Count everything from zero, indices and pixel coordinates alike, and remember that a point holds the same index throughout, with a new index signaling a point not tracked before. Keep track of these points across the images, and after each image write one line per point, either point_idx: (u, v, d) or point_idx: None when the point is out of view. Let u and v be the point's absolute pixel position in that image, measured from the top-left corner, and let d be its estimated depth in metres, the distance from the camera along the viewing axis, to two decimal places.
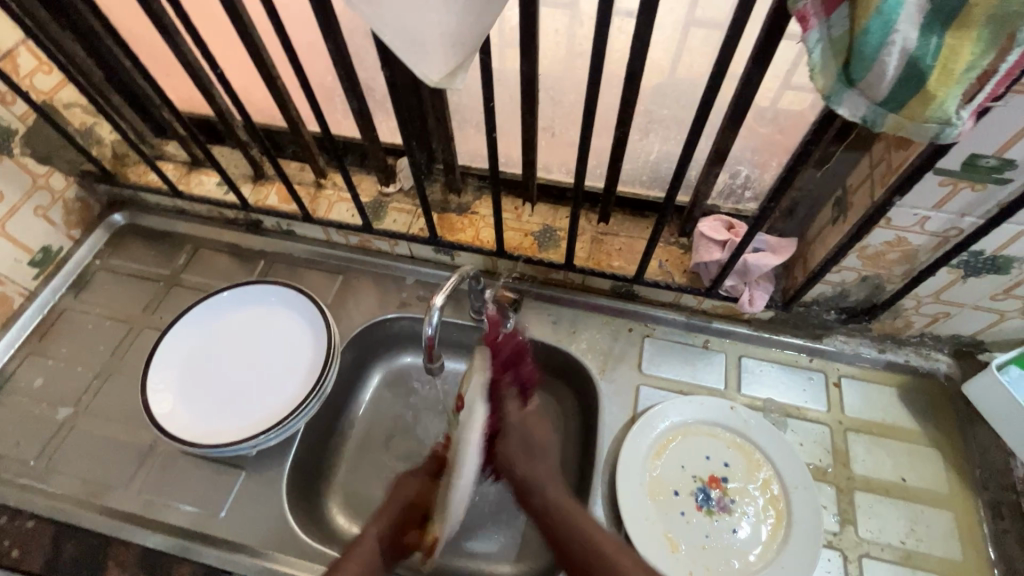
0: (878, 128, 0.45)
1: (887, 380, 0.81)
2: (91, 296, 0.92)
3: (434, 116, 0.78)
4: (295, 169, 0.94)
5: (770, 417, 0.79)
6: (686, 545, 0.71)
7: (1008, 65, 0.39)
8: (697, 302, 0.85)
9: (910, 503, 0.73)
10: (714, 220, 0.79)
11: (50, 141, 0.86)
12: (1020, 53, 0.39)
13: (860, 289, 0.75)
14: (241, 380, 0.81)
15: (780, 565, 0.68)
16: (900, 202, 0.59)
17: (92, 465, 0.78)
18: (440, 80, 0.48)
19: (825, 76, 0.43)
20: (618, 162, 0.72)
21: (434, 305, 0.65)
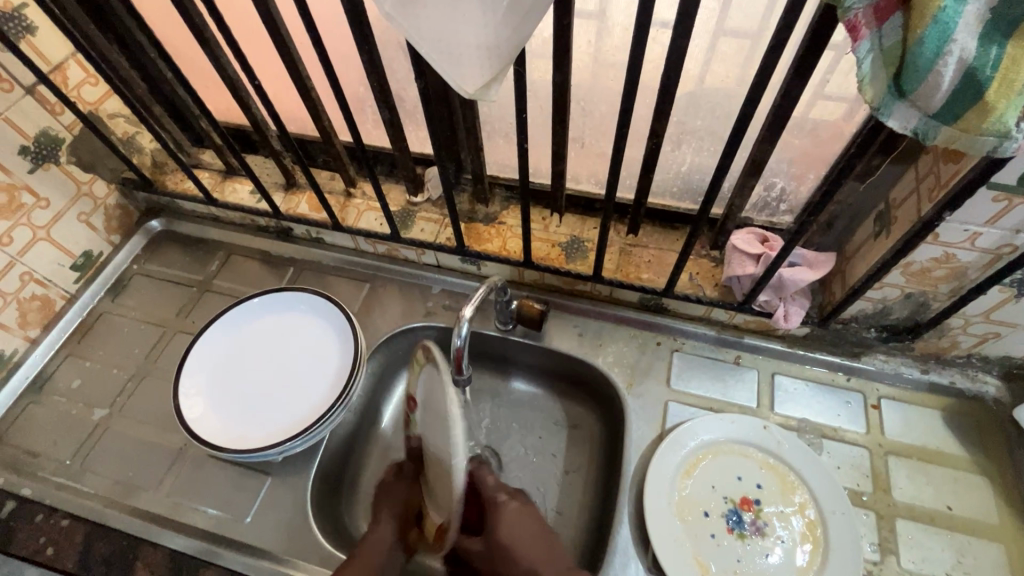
0: (930, 141, 0.44)
1: (930, 403, 0.78)
2: (128, 299, 0.95)
3: (464, 127, 0.78)
4: (326, 178, 0.96)
5: (805, 437, 0.76)
6: (717, 568, 0.68)
7: None
8: (728, 316, 0.82)
9: (956, 533, 0.69)
10: (747, 233, 0.77)
11: (94, 149, 0.89)
12: None
13: (903, 307, 0.71)
14: (269, 386, 0.82)
15: None
16: (950, 217, 0.57)
17: (126, 466, 0.79)
18: (474, 91, 0.47)
19: (874, 88, 0.42)
20: (651, 173, 0.71)
21: (463, 316, 0.64)
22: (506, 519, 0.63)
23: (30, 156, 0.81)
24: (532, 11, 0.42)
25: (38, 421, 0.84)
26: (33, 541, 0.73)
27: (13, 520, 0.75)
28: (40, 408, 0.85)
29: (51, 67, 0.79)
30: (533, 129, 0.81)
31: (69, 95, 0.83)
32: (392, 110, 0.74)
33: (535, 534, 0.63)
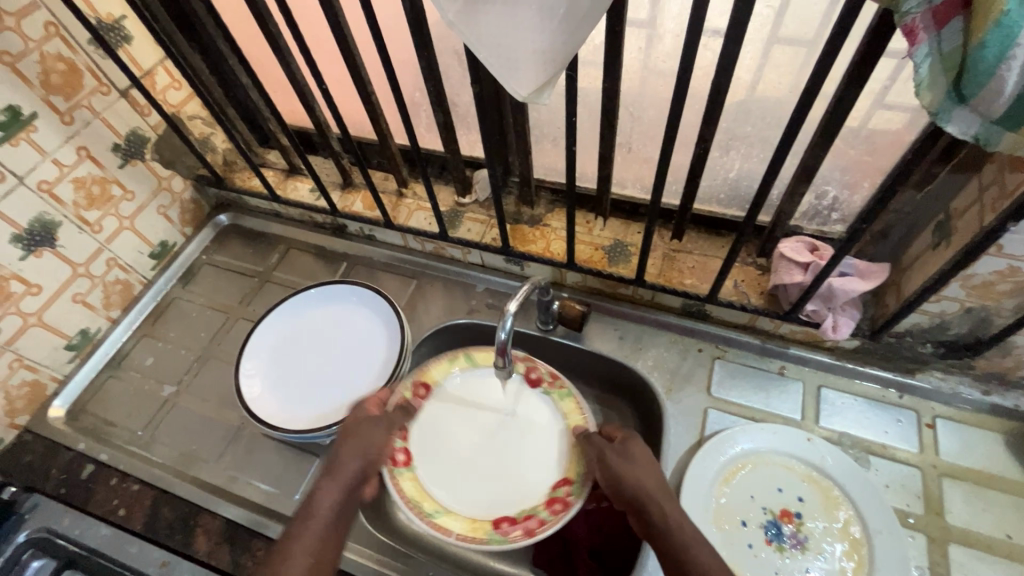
0: (993, 148, 0.43)
1: (991, 426, 0.74)
2: (197, 287, 1.02)
3: (514, 130, 0.80)
4: (380, 178, 1.01)
5: (851, 453, 0.74)
6: None
7: None
8: (774, 326, 0.81)
9: (1016, 565, 0.66)
10: (796, 241, 0.76)
11: (174, 148, 0.97)
12: None
13: (963, 322, 0.68)
14: (320, 371, 0.86)
15: None
16: (1016, 229, 0.54)
17: (190, 440, 0.85)
18: (528, 94, 0.50)
19: (932, 95, 0.42)
20: (697, 178, 0.71)
21: (508, 311, 0.66)
22: (634, 449, 0.65)
23: (120, 153, 0.89)
24: (587, 17, 0.44)
25: (116, 394, 0.92)
26: (107, 502, 0.80)
27: (91, 482, 0.82)
28: (118, 382, 0.93)
29: (142, 73, 0.88)
30: (580, 133, 0.82)
31: (156, 98, 0.91)
32: (447, 113, 0.77)
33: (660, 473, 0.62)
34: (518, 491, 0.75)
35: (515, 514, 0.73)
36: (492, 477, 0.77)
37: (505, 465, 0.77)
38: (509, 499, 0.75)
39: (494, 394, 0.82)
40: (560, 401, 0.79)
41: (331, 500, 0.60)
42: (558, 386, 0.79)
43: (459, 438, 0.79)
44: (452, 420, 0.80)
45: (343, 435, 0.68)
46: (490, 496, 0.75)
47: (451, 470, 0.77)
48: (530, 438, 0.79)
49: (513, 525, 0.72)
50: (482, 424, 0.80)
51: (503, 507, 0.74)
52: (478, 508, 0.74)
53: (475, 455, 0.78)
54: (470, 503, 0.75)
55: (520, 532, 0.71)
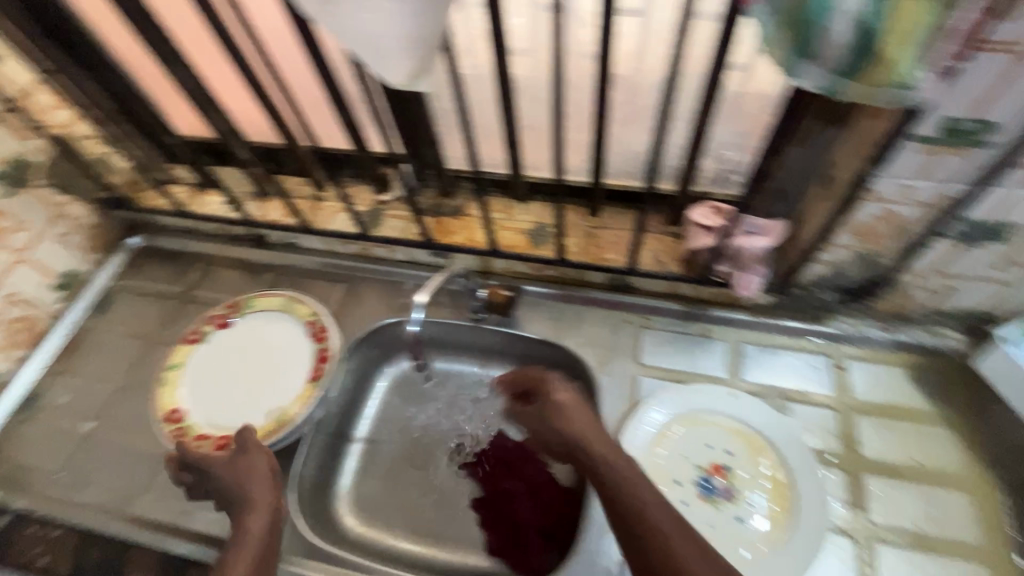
0: (842, 98, 0.46)
1: (895, 361, 0.80)
2: (113, 315, 0.97)
3: (419, 121, 0.79)
4: (295, 184, 0.98)
5: (772, 402, 0.78)
6: None
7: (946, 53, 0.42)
8: (694, 290, 0.84)
9: (923, 486, 0.71)
10: (705, 206, 0.77)
11: (68, 171, 0.91)
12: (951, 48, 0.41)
13: (858, 268, 0.72)
14: (234, 382, 0.82)
15: (788, 551, 0.67)
16: (881, 173, 0.58)
17: (116, 475, 0.81)
18: (405, 82, 0.50)
19: (778, 51, 0.44)
20: (600, 154, 0.72)
21: (416, 303, 0.66)
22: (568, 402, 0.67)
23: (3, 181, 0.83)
24: None
25: (31, 438, 0.86)
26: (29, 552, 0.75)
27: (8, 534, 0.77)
28: (32, 425, 0.87)
29: (17, 95, 0.81)
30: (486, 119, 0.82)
31: (39, 120, 0.85)
32: (346, 110, 0.76)
33: (588, 417, 0.66)
34: (296, 359, 0.83)
35: (311, 366, 0.81)
36: (271, 379, 0.81)
37: (262, 371, 0.83)
38: (301, 368, 0.82)
39: (213, 353, 0.85)
40: (254, 308, 0.87)
41: (260, 527, 0.63)
42: (241, 306, 0.87)
43: (226, 399, 0.80)
44: (207, 405, 0.80)
45: (235, 475, 0.68)
46: (288, 382, 0.81)
47: (253, 407, 0.79)
48: (263, 336, 0.85)
49: (319, 366, 0.80)
50: (222, 372, 0.83)
51: (301, 372, 0.81)
52: (291, 386, 0.80)
53: (240, 388, 0.81)
54: (284, 394, 0.80)
55: (324, 366, 0.80)
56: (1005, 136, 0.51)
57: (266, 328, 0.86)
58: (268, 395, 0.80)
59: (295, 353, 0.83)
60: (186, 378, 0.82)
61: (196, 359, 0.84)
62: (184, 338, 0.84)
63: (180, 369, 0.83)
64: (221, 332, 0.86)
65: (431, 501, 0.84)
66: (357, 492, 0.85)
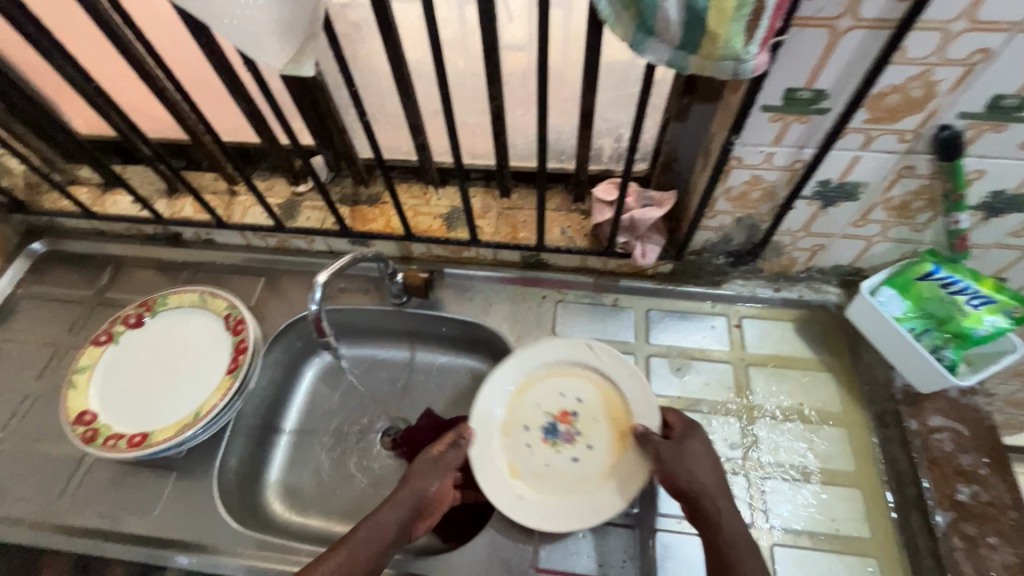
0: (686, 70, 0.50)
1: (783, 316, 0.87)
2: (16, 323, 0.93)
3: (324, 110, 0.80)
4: (208, 179, 0.97)
5: (674, 361, 0.84)
6: (526, 473, 0.75)
7: (766, 27, 0.47)
8: (602, 263, 0.89)
9: (806, 424, 0.78)
10: (608, 183, 0.83)
11: None
12: (769, 23, 0.47)
13: (740, 232, 0.79)
14: (150, 379, 0.81)
15: (611, 487, 0.72)
16: (742, 140, 0.64)
17: (24, 486, 0.78)
18: (283, 66, 0.51)
19: (624, 28, 0.48)
20: (499, 135, 0.76)
21: (316, 281, 0.67)
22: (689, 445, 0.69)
23: None
24: None
25: None
26: None
27: None
28: None
29: None
30: None
31: None
32: (248, 101, 0.76)
33: (711, 468, 0.67)
34: (215, 352, 0.82)
35: (230, 357, 0.80)
36: (190, 374, 0.81)
37: (179, 366, 0.82)
38: (221, 360, 0.81)
39: (127, 352, 0.83)
40: (167, 306, 0.85)
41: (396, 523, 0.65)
42: (153, 304, 0.85)
43: (142, 397, 0.79)
44: (120, 405, 0.78)
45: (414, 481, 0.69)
46: (206, 375, 0.80)
47: (170, 402, 0.78)
48: (177, 334, 0.84)
49: (236, 359, 0.80)
50: (137, 370, 0.81)
51: (221, 364, 0.81)
52: (210, 380, 0.80)
53: (158, 384, 0.80)
54: (202, 388, 0.79)
55: (242, 356, 0.79)
56: (838, 104, 0.58)
57: (183, 324, 0.85)
58: (185, 389, 0.79)
59: (214, 346, 0.83)
60: (99, 378, 0.80)
61: (110, 359, 0.82)
62: (93, 339, 0.82)
63: (92, 371, 0.80)
64: (135, 333, 0.84)
65: (363, 483, 0.85)
66: (286, 480, 0.86)
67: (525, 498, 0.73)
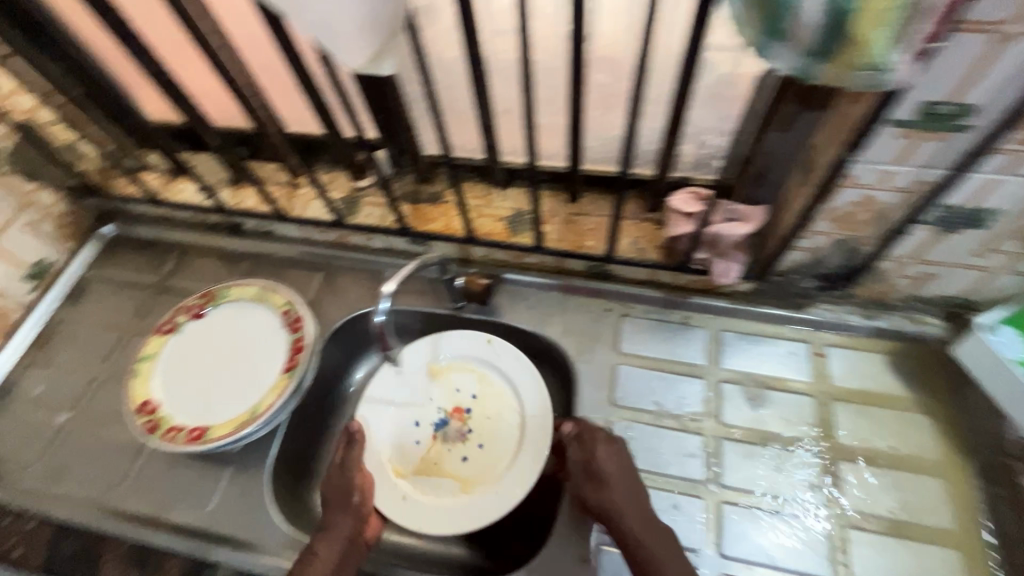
0: (812, 79, 0.45)
1: (874, 348, 0.79)
2: (86, 305, 0.96)
3: (391, 106, 0.77)
4: (270, 170, 0.96)
5: (749, 390, 0.77)
6: (410, 469, 0.79)
7: (923, 33, 0.40)
8: (673, 277, 0.83)
9: (899, 471, 0.71)
10: (687, 192, 0.77)
11: (34, 158, 0.89)
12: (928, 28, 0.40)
13: (836, 255, 0.71)
14: (208, 372, 0.81)
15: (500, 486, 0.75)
16: (858, 157, 0.57)
17: (89, 468, 0.80)
18: (363, 65, 0.48)
19: (749, 31, 0.42)
20: (576, 139, 0.70)
21: (385, 289, 0.66)
22: (606, 452, 0.67)
23: None
24: None
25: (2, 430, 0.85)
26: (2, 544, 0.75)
27: None
28: (4, 417, 0.86)
29: None
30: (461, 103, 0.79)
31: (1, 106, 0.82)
32: (317, 94, 0.74)
33: (622, 477, 0.65)
34: (272, 349, 0.81)
35: (287, 355, 0.80)
36: (246, 369, 0.80)
37: (237, 361, 0.81)
38: (277, 357, 0.80)
39: (187, 343, 0.83)
40: (227, 298, 0.85)
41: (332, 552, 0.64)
42: (214, 295, 0.85)
43: (201, 390, 0.79)
44: (180, 397, 0.79)
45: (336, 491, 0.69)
46: (263, 371, 0.80)
47: (227, 397, 0.78)
48: (235, 327, 0.84)
49: (293, 357, 0.79)
50: (196, 362, 0.82)
51: (278, 361, 0.80)
52: (267, 376, 0.79)
53: (216, 377, 0.80)
54: (258, 384, 0.79)
55: (299, 355, 0.78)
56: (984, 121, 0.50)
57: (241, 317, 0.84)
58: (243, 384, 0.79)
59: (272, 342, 0.82)
60: (162, 369, 0.81)
61: (170, 350, 0.82)
62: (158, 328, 0.83)
63: (155, 361, 0.81)
64: (194, 325, 0.84)
65: None
66: None
67: (409, 498, 0.76)
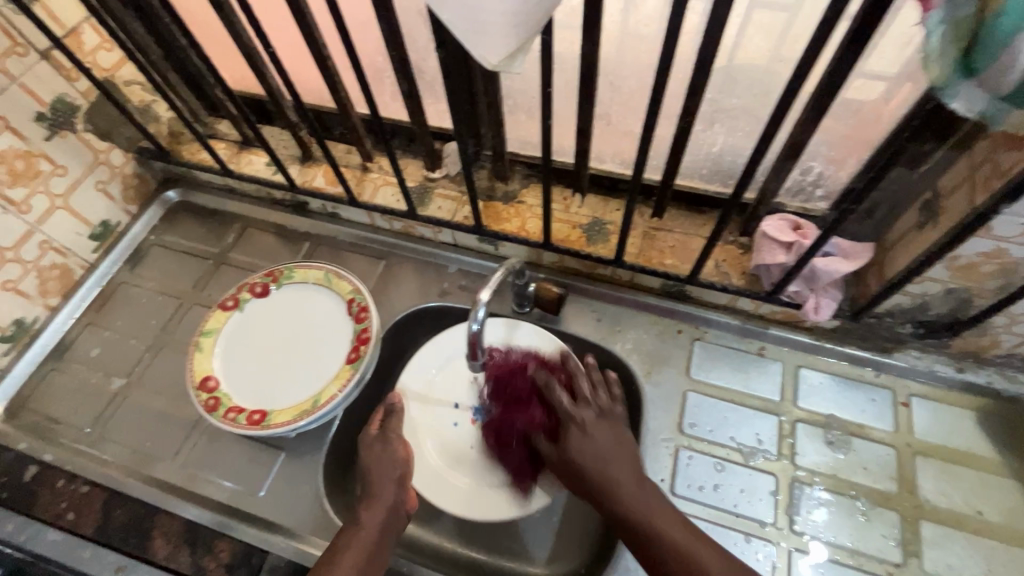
0: (998, 125, 0.40)
1: (964, 403, 0.75)
2: (146, 271, 0.95)
3: (485, 100, 0.73)
4: (342, 151, 0.94)
5: (831, 434, 0.74)
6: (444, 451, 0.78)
7: None
8: (754, 306, 0.79)
9: (985, 539, 0.67)
10: (780, 220, 0.73)
11: (110, 117, 0.87)
12: None
13: (943, 303, 0.68)
14: (270, 355, 0.80)
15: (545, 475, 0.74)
16: (1007, 210, 0.52)
17: (142, 436, 0.80)
18: (498, 63, 0.45)
19: (940, 65, 0.38)
20: (680, 156, 0.66)
21: (479, 300, 0.64)
22: (591, 423, 0.65)
23: (46, 123, 0.79)
24: None
25: (59, 388, 0.85)
26: (53, 506, 0.75)
27: (36, 485, 0.77)
28: (60, 375, 0.86)
29: (65, 32, 0.78)
30: (557, 104, 0.75)
31: (84, 60, 0.81)
32: (411, 82, 0.70)
33: (614, 445, 0.63)
34: (335, 336, 0.80)
35: (351, 345, 0.78)
36: (309, 355, 0.80)
37: (300, 346, 0.81)
38: (341, 346, 0.79)
39: (249, 321, 0.82)
40: (291, 280, 0.84)
41: (376, 518, 0.62)
42: (279, 275, 0.83)
43: (262, 372, 0.79)
44: (242, 377, 0.78)
45: (371, 460, 0.67)
46: (325, 359, 0.79)
47: (290, 382, 0.78)
48: (299, 310, 0.83)
49: (357, 349, 0.77)
50: (258, 342, 0.81)
51: (342, 349, 0.79)
52: (330, 365, 0.78)
53: (278, 360, 0.80)
54: (321, 372, 0.78)
55: (364, 347, 0.76)
56: None
57: (303, 300, 0.83)
58: (305, 370, 0.78)
59: (336, 330, 0.81)
60: (223, 348, 0.80)
61: (230, 327, 0.82)
62: (222, 304, 0.82)
63: (218, 337, 0.80)
64: (254, 303, 0.83)
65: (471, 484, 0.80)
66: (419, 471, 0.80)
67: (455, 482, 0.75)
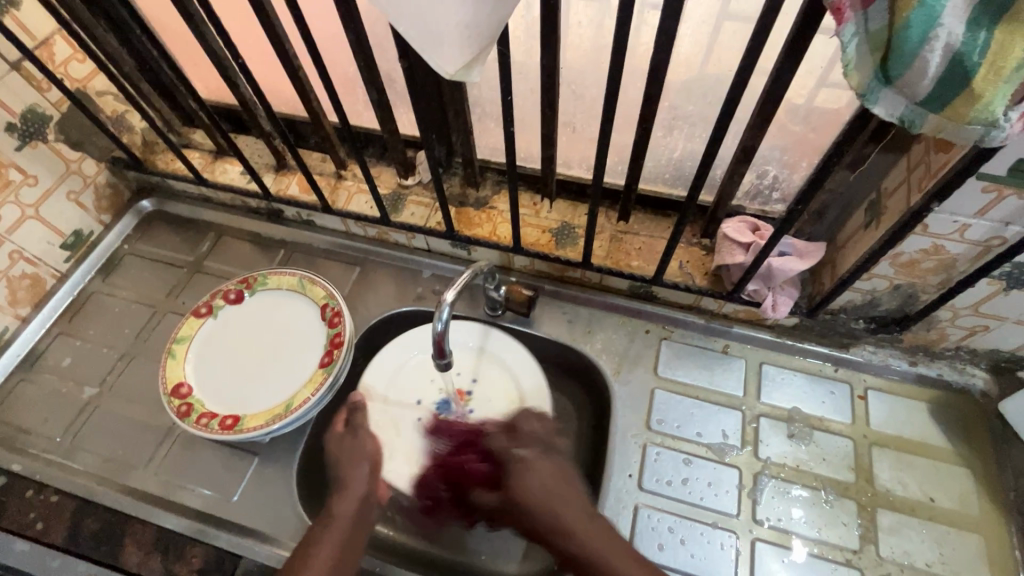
0: (917, 129, 0.43)
1: (917, 395, 0.78)
2: (120, 280, 0.95)
3: (453, 109, 0.76)
4: (317, 160, 0.95)
5: (794, 427, 0.76)
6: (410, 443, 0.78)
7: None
8: (717, 306, 0.82)
9: (937, 524, 0.70)
10: (739, 222, 0.76)
11: (82, 127, 0.88)
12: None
13: (892, 298, 0.71)
14: (244, 361, 0.81)
15: None
16: (939, 209, 0.56)
17: (115, 445, 0.79)
18: (455, 72, 0.47)
19: (860, 73, 0.41)
20: (639, 161, 0.69)
21: (445, 300, 0.66)
22: (533, 457, 0.66)
23: (17, 133, 0.80)
24: None
25: (29, 399, 0.84)
26: (23, 516, 0.74)
27: (5, 495, 0.76)
28: (30, 385, 0.85)
29: (36, 43, 0.78)
30: (524, 112, 0.78)
31: (55, 71, 0.81)
32: (380, 91, 0.72)
33: (552, 478, 0.64)
34: (309, 341, 0.81)
35: (325, 349, 0.79)
36: (283, 360, 0.80)
37: (275, 352, 0.81)
38: (315, 350, 0.80)
39: (224, 329, 0.83)
40: (266, 287, 0.84)
41: (348, 508, 0.63)
42: (254, 282, 0.84)
43: (236, 378, 0.79)
44: (215, 384, 0.79)
45: (338, 454, 0.69)
46: (300, 364, 0.80)
47: (264, 387, 0.78)
48: (273, 316, 0.84)
49: (330, 353, 0.78)
50: (232, 349, 0.81)
51: (316, 354, 0.80)
52: (304, 370, 0.79)
53: (252, 366, 0.80)
54: (295, 377, 0.79)
55: (337, 351, 0.77)
56: None
57: (276, 305, 0.84)
58: (279, 376, 0.79)
59: (311, 334, 0.82)
60: (196, 355, 0.80)
61: (202, 335, 0.82)
62: (195, 311, 0.82)
63: (191, 344, 0.81)
64: (228, 311, 0.84)
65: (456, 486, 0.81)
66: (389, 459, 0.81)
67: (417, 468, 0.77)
